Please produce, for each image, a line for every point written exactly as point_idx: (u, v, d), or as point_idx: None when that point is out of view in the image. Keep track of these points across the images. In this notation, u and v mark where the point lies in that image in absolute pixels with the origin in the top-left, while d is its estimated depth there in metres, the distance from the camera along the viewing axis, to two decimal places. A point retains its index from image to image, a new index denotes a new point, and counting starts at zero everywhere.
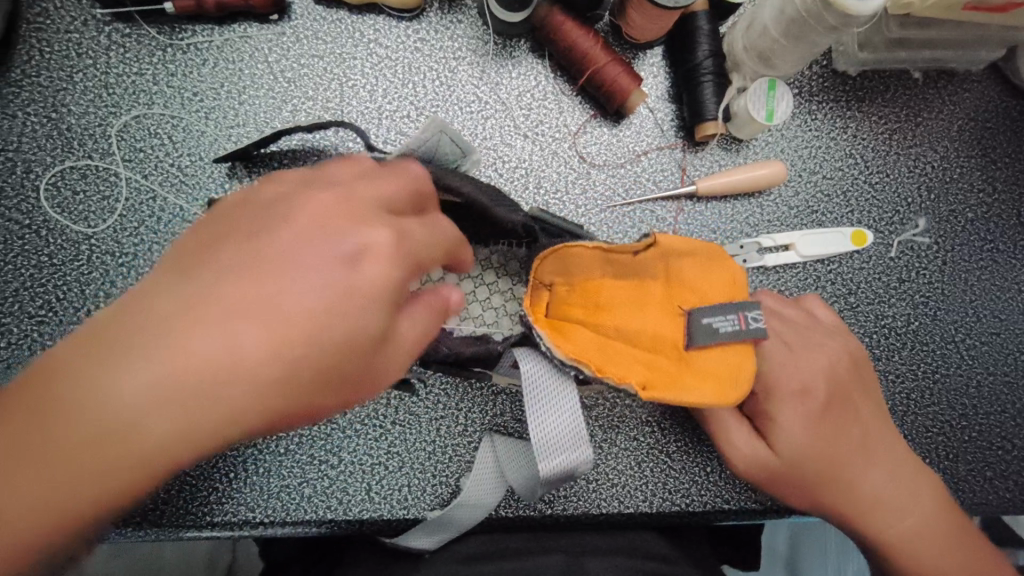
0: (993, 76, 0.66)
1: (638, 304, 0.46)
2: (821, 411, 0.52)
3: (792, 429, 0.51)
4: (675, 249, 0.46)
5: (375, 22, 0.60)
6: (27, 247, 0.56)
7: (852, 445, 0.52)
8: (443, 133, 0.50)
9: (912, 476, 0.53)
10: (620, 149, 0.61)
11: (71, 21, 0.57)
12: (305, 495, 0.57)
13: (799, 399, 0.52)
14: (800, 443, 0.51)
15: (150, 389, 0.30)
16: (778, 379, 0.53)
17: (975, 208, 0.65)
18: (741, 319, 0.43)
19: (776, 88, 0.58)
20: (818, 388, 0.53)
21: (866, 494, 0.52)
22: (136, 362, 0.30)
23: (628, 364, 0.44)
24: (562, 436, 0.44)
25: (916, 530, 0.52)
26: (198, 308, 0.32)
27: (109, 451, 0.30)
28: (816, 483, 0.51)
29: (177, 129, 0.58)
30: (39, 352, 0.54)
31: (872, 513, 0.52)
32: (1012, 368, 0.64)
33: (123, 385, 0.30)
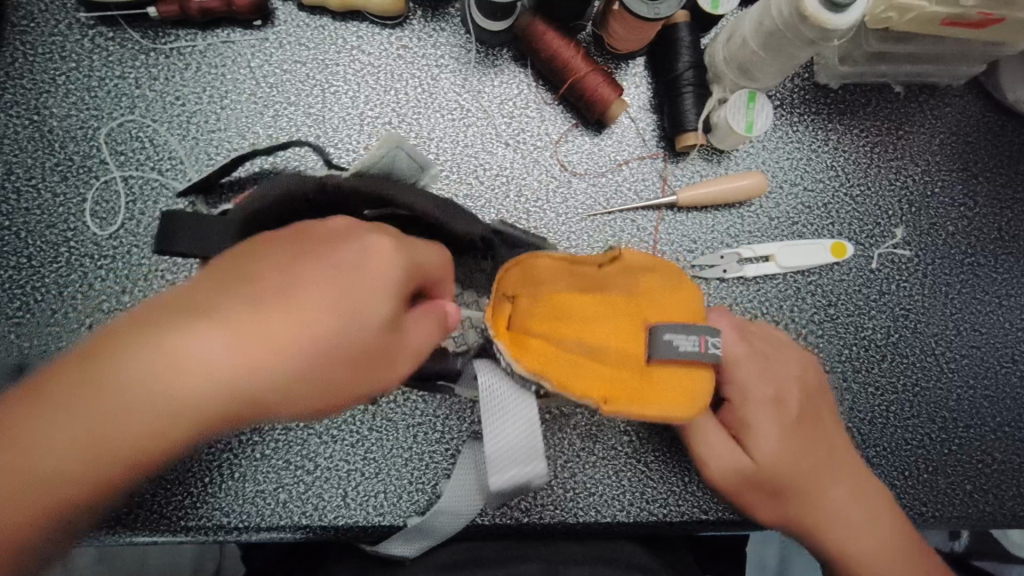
0: (975, 90, 0.66)
1: (601, 317, 0.45)
2: (794, 421, 0.52)
3: (766, 438, 0.51)
4: (637, 266, 0.48)
5: (359, 29, 0.61)
6: (6, 249, 0.56)
7: (820, 457, 0.53)
8: (400, 149, 0.47)
9: (874, 495, 0.53)
10: (601, 158, 0.62)
11: (55, 24, 0.58)
12: (280, 500, 0.57)
13: (775, 407, 0.52)
14: (773, 454, 0.51)
15: (113, 404, 0.28)
16: (754, 388, 0.52)
17: (956, 221, 0.65)
18: (702, 340, 0.44)
19: (756, 99, 0.58)
20: (792, 397, 0.53)
21: (830, 511, 0.52)
22: (101, 385, 0.28)
23: (590, 377, 0.44)
24: (517, 448, 0.44)
25: (874, 550, 0.51)
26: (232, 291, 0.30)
27: (109, 444, 0.29)
28: (783, 496, 0.52)
29: (159, 133, 0.58)
30: (14, 353, 0.55)
31: (835, 531, 0.52)
32: (992, 382, 0.64)
33: (78, 407, 0.28)
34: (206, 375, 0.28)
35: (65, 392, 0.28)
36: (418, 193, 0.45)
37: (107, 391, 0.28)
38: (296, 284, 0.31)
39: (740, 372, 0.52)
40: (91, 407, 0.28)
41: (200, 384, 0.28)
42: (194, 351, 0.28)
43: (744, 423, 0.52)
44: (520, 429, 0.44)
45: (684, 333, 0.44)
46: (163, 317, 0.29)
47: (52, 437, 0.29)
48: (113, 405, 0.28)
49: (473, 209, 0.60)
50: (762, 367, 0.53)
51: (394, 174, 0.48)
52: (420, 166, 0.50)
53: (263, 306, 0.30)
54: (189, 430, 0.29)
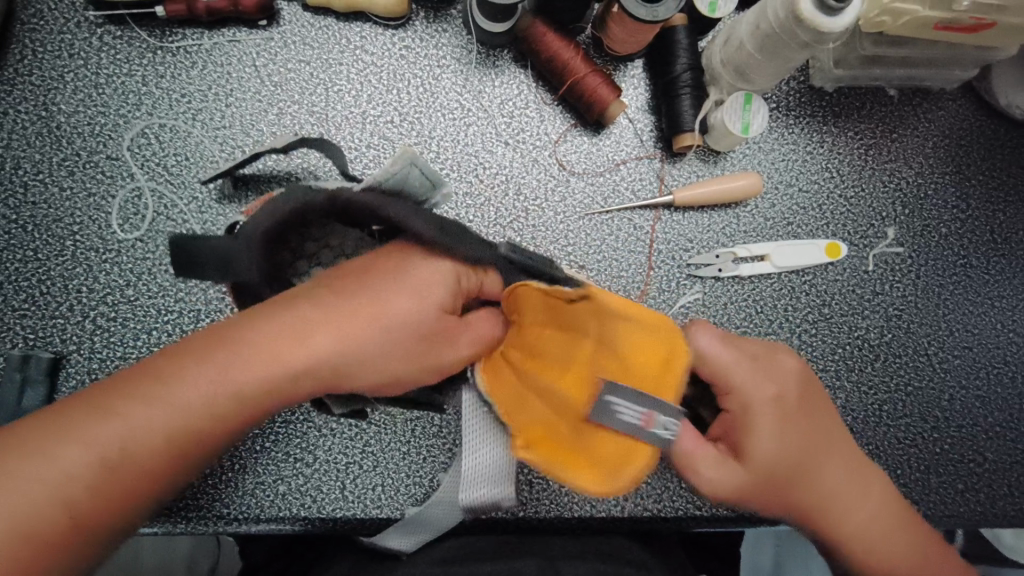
0: (968, 95, 0.67)
1: (563, 358, 0.41)
2: (796, 415, 0.49)
3: (768, 441, 0.48)
4: (614, 309, 0.40)
5: (362, 29, 0.62)
6: (13, 242, 0.57)
7: (818, 448, 0.50)
8: (414, 165, 0.42)
9: (862, 463, 0.53)
10: (599, 158, 0.63)
11: (65, 22, 0.59)
12: (279, 492, 0.58)
13: (778, 404, 0.48)
14: (774, 456, 0.48)
15: (214, 383, 0.37)
16: (755, 399, 0.47)
17: (949, 223, 0.66)
18: (648, 415, 0.39)
19: (752, 102, 0.59)
20: (789, 394, 0.50)
21: (834, 495, 0.51)
22: (210, 367, 0.37)
23: (530, 415, 0.41)
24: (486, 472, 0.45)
25: (872, 522, 0.52)
26: (314, 301, 0.39)
27: (217, 403, 0.37)
28: (790, 492, 0.49)
29: (165, 130, 0.59)
30: (20, 345, 0.56)
31: (838, 513, 0.51)
32: (984, 382, 0.65)
33: (183, 387, 0.36)
34: (295, 356, 0.38)
35: (170, 376, 0.36)
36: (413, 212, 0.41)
37: (208, 370, 0.37)
38: (360, 293, 0.40)
39: (739, 378, 0.47)
40: (190, 385, 0.36)
41: (284, 363, 0.38)
42: (296, 333, 0.38)
43: (747, 430, 0.47)
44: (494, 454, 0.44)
45: (626, 403, 0.39)
46: (265, 320, 0.38)
47: (157, 416, 0.36)
48: (213, 381, 0.37)
49: (472, 207, 0.61)
50: (755, 368, 0.49)
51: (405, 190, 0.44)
52: (435, 182, 0.45)
53: (335, 314, 0.39)
54: (254, 407, 0.38)
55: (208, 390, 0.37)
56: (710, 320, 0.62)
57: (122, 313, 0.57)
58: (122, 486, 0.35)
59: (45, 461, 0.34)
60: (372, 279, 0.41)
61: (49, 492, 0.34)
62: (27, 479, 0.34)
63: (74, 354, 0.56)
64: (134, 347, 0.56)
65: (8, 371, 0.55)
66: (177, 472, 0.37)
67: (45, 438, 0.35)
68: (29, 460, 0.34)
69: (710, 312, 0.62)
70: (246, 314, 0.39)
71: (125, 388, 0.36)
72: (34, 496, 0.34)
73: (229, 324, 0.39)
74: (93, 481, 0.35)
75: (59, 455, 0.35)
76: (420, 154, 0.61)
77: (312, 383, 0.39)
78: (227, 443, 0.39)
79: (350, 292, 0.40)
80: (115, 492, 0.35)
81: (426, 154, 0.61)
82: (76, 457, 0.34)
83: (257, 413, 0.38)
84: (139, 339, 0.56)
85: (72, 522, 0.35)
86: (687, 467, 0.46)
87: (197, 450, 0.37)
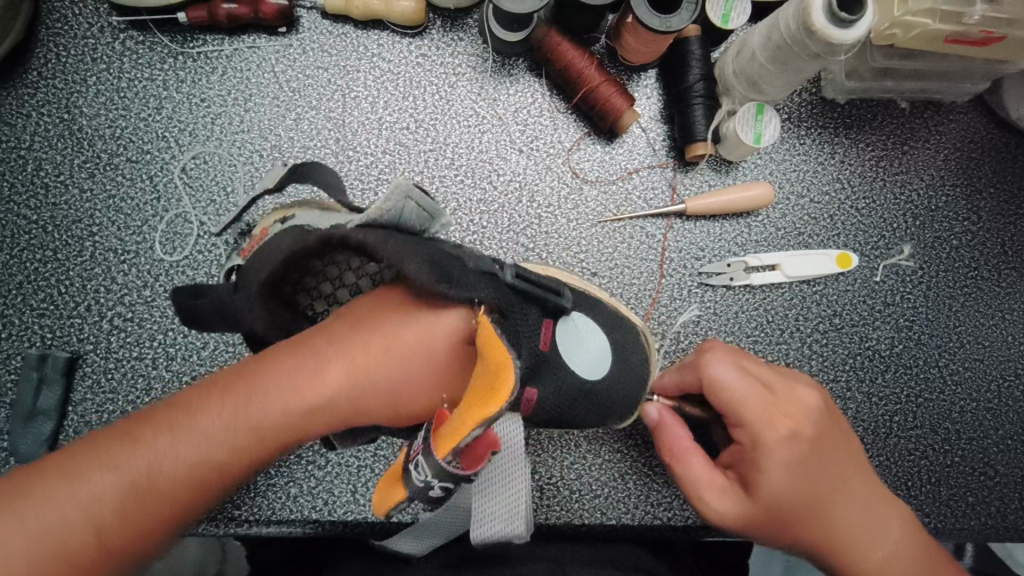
0: (979, 108, 0.67)
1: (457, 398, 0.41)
2: (809, 453, 0.46)
3: (779, 479, 0.45)
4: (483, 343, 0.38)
5: (380, 37, 0.63)
6: (33, 242, 0.58)
7: (834, 486, 0.46)
8: (409, 199, 0.41)
9: (890, 504, 0.49)
10: (612, 166, 0.63)
11: (88, 27, 0.60)
12: (291, 495, 0.59)
13: (790, 442, 0.45)
14: (785, 494, 0.45)
15: (236, 415, 0.34)
16: (768, 433, 0.45)
17: (960, 236, 0.66)
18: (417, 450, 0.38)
19: (764, 112, 0.59)
20: (806, 431, 0.46)
21: (857, 540, 0.47)
22: (236, 398, 0.35)
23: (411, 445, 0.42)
24: (499, 509, 0.49)
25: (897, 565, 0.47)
26: (336, 338, 0.38)
27: (240, 436, 0.34)
28: (800, 531, 0.46)
29: (184, 133, 0.60)
30: (38, 343, 0.57)
31: (855, 553, 0.47)
32: (995, 395, 0.65)
33: (207, 417, 0.34)
34: (318, 388, 0.36)
35: (190, 409, 0.34)
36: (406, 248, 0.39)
37: (231, 403, 0.34)
38: (374, 332, 0.39)
39: (750, 414, 0.46)
40: (214, 416, 0.34)
41: (307, 398, 0.36)
42: (323, 365, 0.37)
43: (757, 467, 0.45)
44: (505, 495, 0.50)
45: (423, 434, 0.39)
46: (291, 354, 0.37)
47: (181, 448, 0.33)
48: (236, 414, 0.34)
49: (486, 213, 0.61)
50: (772, 404, 0.46)
51: (401, 225, 0.42)
52: (432, 215, 0.43)
53: (355, 350, 0.38)
54: (275, 442, 0.35)
55: (232, 422, 0.34)
56: (721, 328, 0.62)
57: (138, 313, 0.57)
58: (142, 521, 0.32)
59: (67, 488, 0.31)
60: (379, 319, 0.40)
61: (67, 524, 0.31)
62: (45, 508, 0.31)
63: (90, 353, 0.57)
64: (150, 347, 0.57)
65: (26, 369, 0.56)
66: (194, 510, 0.34)
67: (67, 465, 0.32)
68: (49, 488, 0.31)
69: (721, 320, 0.62)
70: (266, 352, 0.37)
71: (146, 421, 0.33)
72: (49, 521, 0.30)
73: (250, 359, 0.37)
74: (113, 514, 0.31)
75: (80, 483, 0.31)
76: (434, 160, 0.62)
77: (332, 420, 0.37)
78: (241, 483, 0.36)
79: (361, 331, 0.39)
80: (133, 528, 0.32)
81: (440, 161, 0.62)
82: (98, 482, 0.31)
83: (277, 449, 0.36)
84: (154, 340, 0.57)
85: (87, 557, 0.31)
86: (696, 493, 0.48)
87: (216, 488, 0.34)
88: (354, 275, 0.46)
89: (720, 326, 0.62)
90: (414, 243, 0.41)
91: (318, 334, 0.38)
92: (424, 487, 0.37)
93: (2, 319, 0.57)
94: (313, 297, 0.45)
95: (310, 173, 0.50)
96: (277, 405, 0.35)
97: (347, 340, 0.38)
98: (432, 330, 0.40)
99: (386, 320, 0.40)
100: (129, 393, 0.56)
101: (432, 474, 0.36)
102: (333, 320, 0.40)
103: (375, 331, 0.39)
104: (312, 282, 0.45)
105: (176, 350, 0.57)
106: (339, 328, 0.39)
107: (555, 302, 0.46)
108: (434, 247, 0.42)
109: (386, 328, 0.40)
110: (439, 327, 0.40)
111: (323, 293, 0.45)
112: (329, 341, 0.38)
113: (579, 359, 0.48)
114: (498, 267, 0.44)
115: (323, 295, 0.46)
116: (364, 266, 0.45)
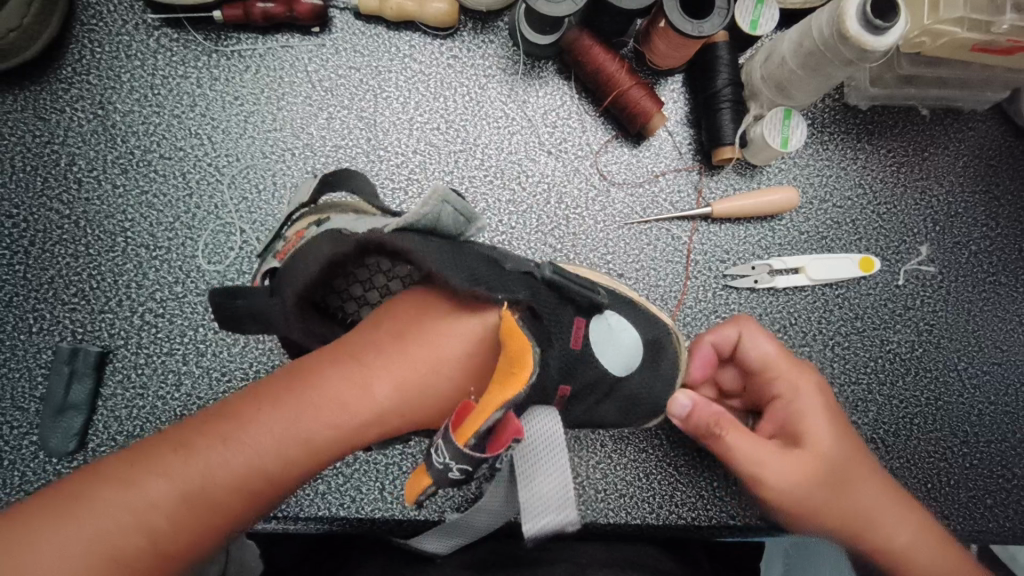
0: (997, 116, 0.68)
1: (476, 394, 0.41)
2: (839, 413, 0.50)
3: (818, 429, 0.48)
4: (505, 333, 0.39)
5: (412, 38, 0.63)
6: (65, 237, 0.58)
7: (861, 451, 0.50)
8: (445, 202, 0.40)
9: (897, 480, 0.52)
10: (639, 169, 0.64)
11: (123, 24, 0.60)
12: (319, 492, 0.59)
13: (822, 394, 0.50)
14: (825, 443, 0.48)
15: (287, 423, 0.33)
16: (802, 385, 0.50)
17: (979, 241, 0.67)
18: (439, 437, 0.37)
19: (792, 116, 0.60)
20: (829, 390, 0.51)
21: (886, 500, 0.49)
22: (285, 407, 0.34)
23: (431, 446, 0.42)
24: (550, 497, 0.42)
25: (924, 540, 0.49)
26: (368, 347, 0.38)
27: (291, 445, 0.33)
28: (840, 485, 0.48)
29: (216, 131, 0.60)
30: (69, 338, 0.57)
31: (887, 524, 0.49)
32: (1012, 399, 0.66)
33: (259, 426, 0.33)
34: (360, 398, 0.36)
35: (243, 415, 0.33)
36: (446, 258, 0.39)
37: (284, 412, 0.34)
38: (411, 341, 0.40)
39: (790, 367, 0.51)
40: (267, 425, 0.33)
41: (356, 411, 0.36)
42: (366, 374, 0.37)
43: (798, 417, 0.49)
44: (548, 485, 0.42)
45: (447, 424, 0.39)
46: (334, 364, 0.36)
47: (235, 456, 0.32)
48: (289, 422, 0.33)
49: (514, 214, 0.62)
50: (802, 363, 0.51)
51: (437, 228, 0.41)
52: (469, 218, 0.42)
53: (385, 361, 0.38)
54: (325, 452, 0.35)
55: (285, 429, 0.33)
56: None
57: (169, 309, 0.58)
58: (196, 530, 0.31)
59: (121, 494, 0.29)
60: (406, 328, 0.40)
61: (122, 531, 0.29)
62: (99, 515, 0.29)
63: (121, 348, 0.57)
64: (181, 343, 0.57)
65: (58, 363, 0.56)
66: (243, 519, 0.33)
67: (118, 472, 0.30)
68: (105, 493, 0.29)
69: None
70: (309, 360, 0.37)
71: (200, 427, 0.32)
72: (101, 527, 0.29)
73: (292, 365, 0.36)
74: (170, 521, 0.30)
75: (134, 490, 0.30)
76: (465, 160, 0.62)
77: (376, 432, 0.37)
78: (287, 492, 0.35)
79: (387, 343, 0.39)
80: (186, 537, 0.30)
81: (470, 161, 0.62)
82: (153, 491, 0.30)
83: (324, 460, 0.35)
84: (185, 336, 0.57)
85: (138, 566, 0.29)
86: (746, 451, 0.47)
87: (266, 496, 0.33)
88: (385, 278, 0.45)
89: None
90: (455, 251, 0.41)
91: (353, 344, 0.38)
92: (443, 469, 0.36)
93: (33, 314, 0.57)
94: (344, 299, 0.45)
95: (341, 181, 0.50)
96: (326, 413, 0.35)
97: (379, 350, 0.38)
98: (452, 338, 0.41)
99: (409, 328, 0.40)
100: (159, 389, 0.56)
101: (450, 457, 0.36)
102: (359, 330, 0.40)
103: (401, 342, 0.39)
104: (343, 285, 0.44)
105: (206, 347, 0.57)
106: (370, 336, 0.39)
107: (597, 299, 0.46)
108: (468, 253, 0.41)
109: (411, 338, 0.40)
110: (460, 334, 0.41)
111: (353, 295, 0.45)
112: (365, 352, 0.38)
113: (610, 355, 0.48)
114: (535, 267, 0.45)
115: (354, 297, 0.45)
116: (395, 268, 0.45)
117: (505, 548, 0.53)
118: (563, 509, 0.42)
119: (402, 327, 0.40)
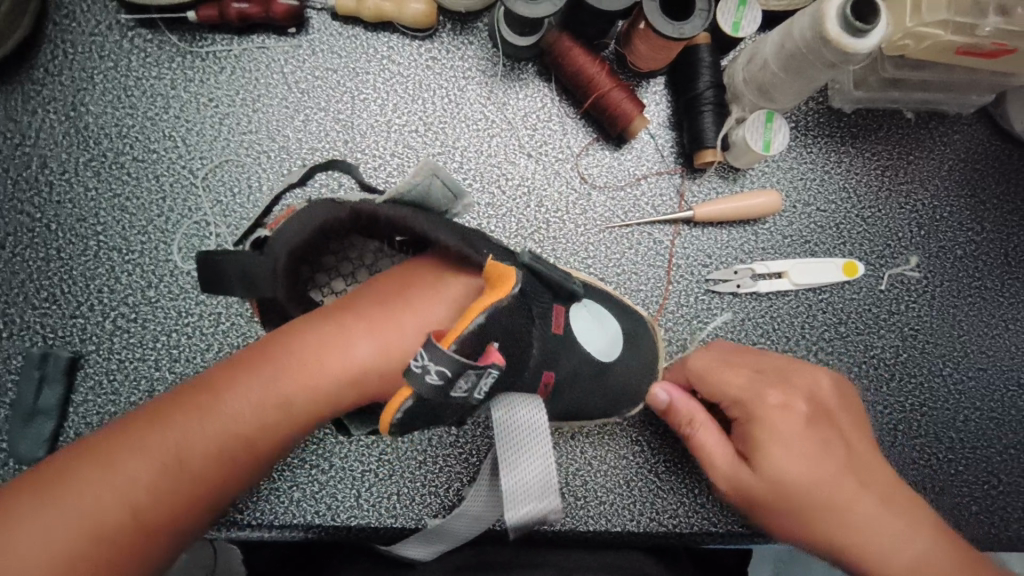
0: (983, 120, 0.68)
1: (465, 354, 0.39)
2: (807, 431, 0.46)
3: (777, 449, 0.45)
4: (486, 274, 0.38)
5: (389, 39, 0.62)
6: (37, 240, 0.57)
7: (845, 469, 0.45)
8: (435, 175, 0.39)
9: (906, 494, 0.46)
10: (621, 172, 0.63)
11: (96, 24, 0.59)
12: (294, 499, 0.58)
13: (784, 412, 0.47)
14: (784, 465, 0.45)
15: (261, 393, 0.33)
16: (758, 405, 0.47)
17: (964, 246, 0.66)
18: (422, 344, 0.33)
19: (774, 120, 0.59)
20: (800, 404, 0.47)
21: (873, 522, 0.44)
22: (258, 378, 0.34)
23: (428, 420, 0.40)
24: (531, 483, 0.38)
25: (923, 574, 0.42)
26: (348, 314, 0.37)
27: (265, 413, 0.33)
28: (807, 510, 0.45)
29: (191, 133, 0.59)
30: (40, 343, 0.56)
31: (870, 551, 0.43)
32: (998, 405, 0.65)
33: (232, 397, 0.33)
34: (339, 363, 0.35)
35: (216, 388, 0.33)
36: (434, 225, 0.39)
37: (257, 383, 0.33)
38: (392, 306, 0.38)
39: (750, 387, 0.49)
40: (241, 397, 0.33)
41: (334, 378, 0.35)
42: (345, 341, 0.36)
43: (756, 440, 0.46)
44: (533, 471, 0.38)
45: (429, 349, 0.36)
46: (311, 331, 0.36)
47: (208, 427, 0.32)
48: (262, 392, 0.33)
49: (493, 218, 0.61)
50: (766, 378, 0.49)
51: (426, 202, 0.41)
52: (458, 195, 0.42)
53: (367, 327, 0.37)
54: (304, 417, 0.35)
55: (258, 398, 0.33)
56: (728, 335, 0.62)
57: (142, 314, 0.57)
58: (178, 503, 0.31)
59: (98, 472, 0.30)
60: (388, 296, 0.39)
61: (101, 507, 0.29)
62: (79, 493, 0.29)
63: (93, 354, 0.56)
64: (153, 348, 0.56)
65: (28, 369, 0.55)
66: (228, 486, 0.33)
67: (93, 454, 0.30)
68: (83, 474, 0.30)
69: (727, 326, 0.62)
70: (284, 328, 0.36)
71: (173, 404, 0.32)
72: (81, 506, 0.29)
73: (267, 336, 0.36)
74: (149, 494, 0.30)
75: (111, 468, 0.30)
76: (443, 162, 0.62)
77: (359, 397, 0.36)
78: (271, 459, 0.35)
79: (368, 309, 0.38)
80: (167, 512, 0.31)
81: (449, 164, 0.62)
82: (128, 468, 0.30)
83: (306, 426, 0.35)
84: (157, 341, 0.56)
85: (126, 539, 0.30)
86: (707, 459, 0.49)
87: (247, 463, 0.33)
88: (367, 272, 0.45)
89: (726, 334, 0.62)
90: (444, 223, 0.40)
91: (332, 310, 0.37)
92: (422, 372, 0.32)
93: (3, 319, 0.56)
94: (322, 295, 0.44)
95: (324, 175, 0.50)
96: (303, 381, 0.34)
97: (359, 317, 0.37)
98: (435, 300, 0.39)
99: (392, 295, 0.39)
100: (131, 395, 0.56)
101: (431, 352, 0.32)
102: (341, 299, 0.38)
103: (382, 307, 0.38)
104: (324, 279, 0.44)
105: (180, 352, 0.56)
106: (349, 304, 0.38)
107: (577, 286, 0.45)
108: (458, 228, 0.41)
109: (392, 303, 0.38)
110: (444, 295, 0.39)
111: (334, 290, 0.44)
112: (344, 319, 0.37)
113: (593, 343, 0.48)
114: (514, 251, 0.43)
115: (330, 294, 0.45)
116: (378, 263, 0.45)
117: (481, 557, 0.52)
118: (548, 498, 0.38)
119: (383, 296, 0.39)
